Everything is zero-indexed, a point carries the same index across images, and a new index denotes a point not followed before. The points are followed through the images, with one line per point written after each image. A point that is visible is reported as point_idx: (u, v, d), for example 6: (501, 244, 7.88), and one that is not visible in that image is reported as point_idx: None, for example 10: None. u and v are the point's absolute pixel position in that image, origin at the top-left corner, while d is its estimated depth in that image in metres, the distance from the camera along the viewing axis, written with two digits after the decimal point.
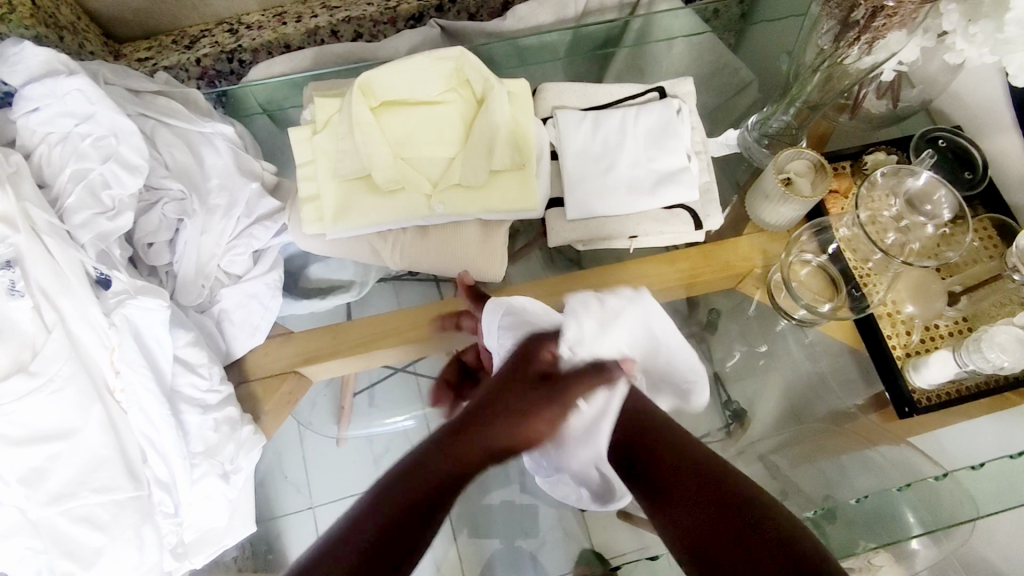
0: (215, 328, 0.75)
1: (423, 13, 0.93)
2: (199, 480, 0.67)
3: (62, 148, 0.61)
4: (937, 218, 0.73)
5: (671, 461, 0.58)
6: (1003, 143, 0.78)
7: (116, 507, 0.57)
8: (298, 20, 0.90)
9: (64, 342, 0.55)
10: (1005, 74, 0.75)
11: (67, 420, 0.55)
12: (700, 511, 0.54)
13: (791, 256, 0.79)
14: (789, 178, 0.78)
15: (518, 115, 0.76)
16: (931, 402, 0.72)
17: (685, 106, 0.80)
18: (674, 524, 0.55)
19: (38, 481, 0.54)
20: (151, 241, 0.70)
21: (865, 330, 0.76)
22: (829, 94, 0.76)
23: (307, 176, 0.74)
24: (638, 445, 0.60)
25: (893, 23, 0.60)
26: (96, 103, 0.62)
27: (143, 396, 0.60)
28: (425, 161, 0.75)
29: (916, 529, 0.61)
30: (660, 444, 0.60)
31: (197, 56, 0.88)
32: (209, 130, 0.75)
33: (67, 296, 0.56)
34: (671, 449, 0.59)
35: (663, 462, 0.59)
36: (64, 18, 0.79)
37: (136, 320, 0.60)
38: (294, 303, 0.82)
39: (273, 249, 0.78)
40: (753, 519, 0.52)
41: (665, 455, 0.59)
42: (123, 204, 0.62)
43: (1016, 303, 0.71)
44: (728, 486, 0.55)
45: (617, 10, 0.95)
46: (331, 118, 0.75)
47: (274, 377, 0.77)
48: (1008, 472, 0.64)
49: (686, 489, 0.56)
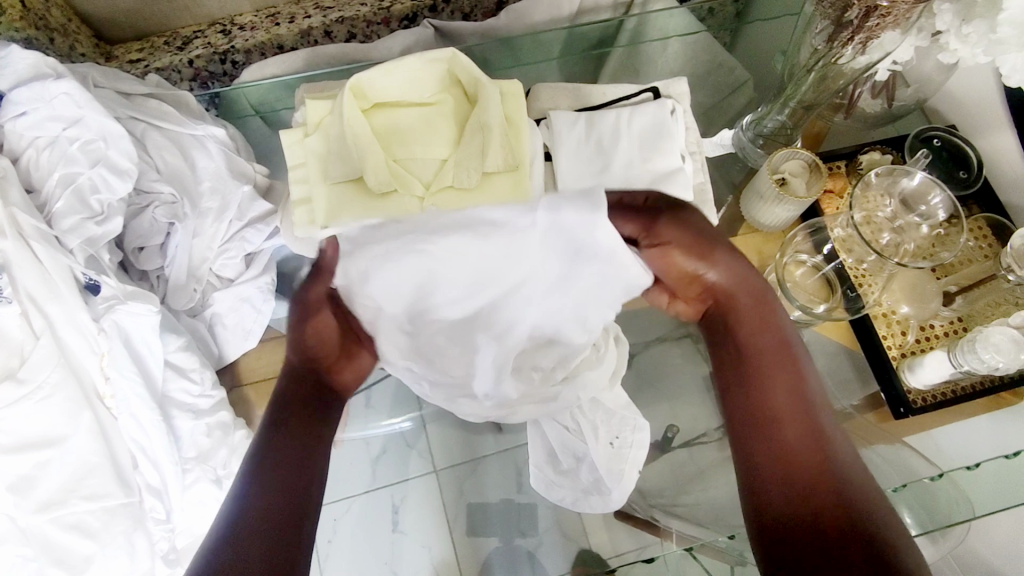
0: (206, 331, 0.75)
1: (416, 13, 0.92)
2: (191, 485, 0.67)
3: (51, 153, 0.60)
4: (932, 218, 0.72)
5: (797, 431, 0.53)
6: (998, 142, 0.78)
7: (106, 514, 0.57)
8: (291, 20, 0.89)
9: (52, 348, 0.55)
10: (1000, 74, 0.75)
11: (56, 427, 0.55)
12: (796, 482, 0.50)
13: (785, 257, 0.80)
14: (783, 178, 0.77)
15: (511, 115, 0.75)
16: (926, 403, 0.72)
17: (679, 106, 0.80)
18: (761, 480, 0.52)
19: (27, 489, 0.54)
20: (142, 245, 0.70)
21: (860, 331, 0.76)
22: (824, 94, 0.76)
23: (299, 179, 0.74)
24: (770, 389, 0.55)
25: (888, 23, 0.60)
26: (84, 106, 0.61)
27: (133, 402, 0.60)
28: (418, 162, 0.75)
29: (912, 529, 0.60)
30: (777, 405, 0.55)
31: (189, 57, 0.88)
32: (201, 133, 0.73)
33: (55, 301, 0.55)
34: (806, 419, 0.53)
35: (784, 425, 0.53)
36: (55, 20, 0.78)
37: (127, 326, 0.60)
38: (287, 305, 0.81)
39: (265, 253, 0.77)
40: (849, 524, 0.47)
41: (787, 419, 0.53)
42: (112, 209, 0.62)
43: (1011, 303, 0.70)
44: (842, 487, 0.49)
45: (612, 9, 0.94)
46: (322, 120, 0.74)
47: (264, 381, 0.78)
48: (1003, 474, 0.64)
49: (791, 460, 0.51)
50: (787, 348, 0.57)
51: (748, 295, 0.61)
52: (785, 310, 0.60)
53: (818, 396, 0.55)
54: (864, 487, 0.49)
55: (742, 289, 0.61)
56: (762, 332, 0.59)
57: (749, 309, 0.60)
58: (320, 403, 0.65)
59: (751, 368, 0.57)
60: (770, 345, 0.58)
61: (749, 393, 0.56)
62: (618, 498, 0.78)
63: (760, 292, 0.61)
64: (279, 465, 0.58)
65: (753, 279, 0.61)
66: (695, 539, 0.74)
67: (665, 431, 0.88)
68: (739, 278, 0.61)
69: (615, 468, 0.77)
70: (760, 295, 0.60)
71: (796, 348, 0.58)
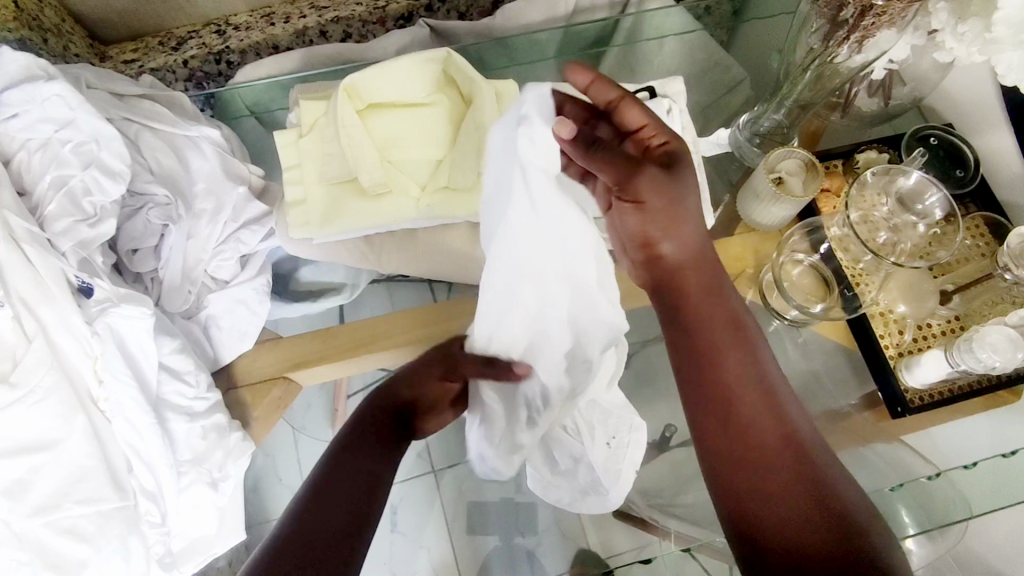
0: (202, 334, 0.74)
1: (412, 13, 0.92)
2: (187, 488, 0.67)
3: (42, 154, 0.60)
4: (928, 216, 0.72)
5: (763, 423, 0.55)
6: (995, 141, 0.78)
7: (101, 518, 0.57)
8: (287, 20, 0.89)
9: (45, 351, 0.55)
10: (996, 74, 0.75)
11: (50, 430, 0.55)
12: (770, 473, 0.53)
13: (782, 256, 0.79)
14: (780, 178, 0.77)
15: (507, 116, 0.75)
16: (923, 402, 0.72)
17: (675, 106, 0.79)
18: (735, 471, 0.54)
19: (21, 493, 0.54)
20: (135, 247, 0.69)
21: (858, 333, 0.76)
22: (820, 93, 0.76)
23: (293, 179, 0.73)
24: (730, 376, 0.57)
25: (883, 21, 0.59)
26: (76, 108, 0.61)
27: (127, 404, 0.59)
28: (412, 163, 0.74)
29: (911, 529, 0.61)
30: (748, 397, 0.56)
31: (184, 57, 0.88)
32: (195, 134, 0.73)
33: (48, 304, 0.55)
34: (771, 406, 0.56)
35: (750, 411, 0.56)
36: (48, 20, 0.78)
37: (121, 328, 0.60)
38: (285, 306, 0.81)
39: (260, 254, 0.77)
40: (820, 508, 0.50)
41: (752, 406, 0.56)
42: (105, 211, 0.61)
43: (1008, 302, 0.70)
44: (814, 472, 0.52)
45: (608, 8, 0.94)
46: (317, 121, 0.74)
47: (261, 383, 0.76)
48: (1001, 473, 0.63)
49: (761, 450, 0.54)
50: (738, 326, 0.59)
51: (696, 272, 0.60)
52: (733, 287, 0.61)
53: (773, 376, 0.57)
54: (831, 473, 0.53)
55: (694, 265, 0.60)
56: (721, 312, 0.60)
57: (698, 289, 0.60)
58: (389, 437, 0.67)
59: (710, 356, 0.58)
60: (725, 330, 0.59)
61: (723, 388, 0.57)
62: (616, 497, 0.77)
63: (711, 272, 0.61)
64: (342, 479, 0.60)
65: (708, 255, 0.61)
66: (695, 539, 0.72)
67: (662, 431, 0.87)
68: (695, 252, 0.60)
69: (614, 470, 0.76)
70: (712, 263, 0.61)
71: (754, 327, 0.60)
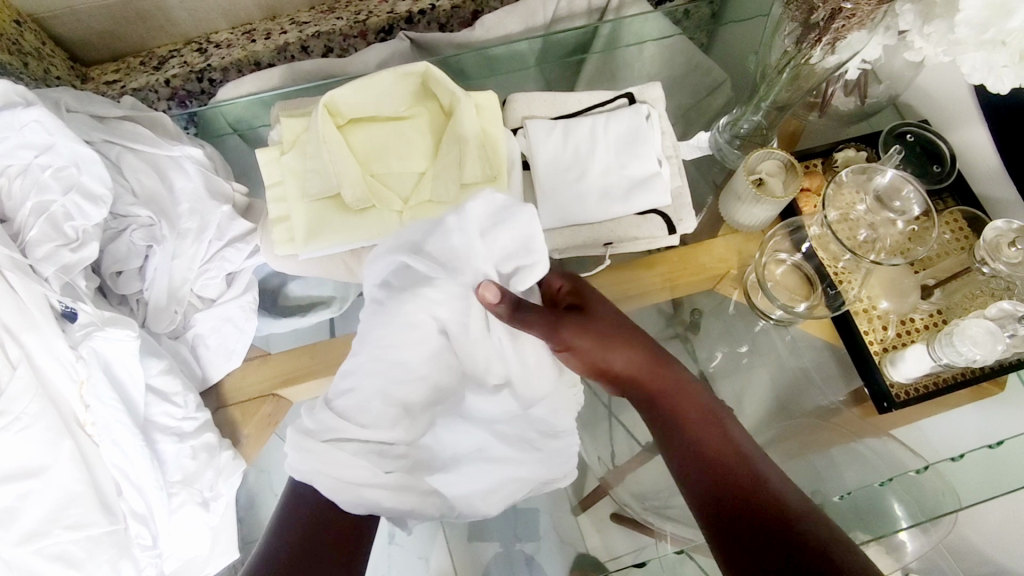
0: (190, 355, 0.74)
1: (393, 25, 0.92)
2: (177, 509, 0.67)
3: (22, 181, 0.60)
4: (906, 213, 0.73)
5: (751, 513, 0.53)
6: (972, 138, 0.80)
7: (91, 543, 0.57)
8: (267, 36, 0.89)
9: (29, 378, 0.55)
10: (976, 86, 0.76)
11: (37, 456, 0.55)
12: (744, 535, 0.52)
13: (765, 256, 0.80)
14: (760, 178, 0.77)
15: (486, 126, 0.76)
16: (909, 396, 0.73)
17: (654, 111, 0.80)
18: (718, 534, 0.54)
19: (8, 521, 0.54)
20: (120, 269, 0.69)
21: (842, 327, 0.77)
22: (797, 93, 0.76)
23: (276, 197, 0.73)
24: (709, 449, 0.58)
25: (853, 24, 0.60)
26: (56, 133, 0.61)
27: (114, 428, 0.60)
28: (395, 176, 0.75)
29: (904, 521, 0.61)
30: (724, 481, 0.56)
31: (166, 77, 0.88)
32: (177, 154, 0.73)
33: (33, 331, 0.56)
34: (743, 473, 0.56)
35: (716, 471, 0.56)
36: (29, 44, 0.78)
37: (106, 351, 0.60)
38: (272, 322, 0.81)
39: (247, 270, 0.78)
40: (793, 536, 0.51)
41: (743, 495, 0.54)
42: (87, 234, 0.62)
43: (988, 294, 0.72)
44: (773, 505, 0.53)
45: (586, 14, 0.94)
46: (297, 138, 0.74)
47: (251, 400, 0.76)
48: (986, 464, 0.65)
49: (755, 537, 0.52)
50: (712, 417, 0.61)
51: (658, 376, 0.63)
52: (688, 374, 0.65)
53: (749, 452, 0.58)
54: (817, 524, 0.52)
55: (653, 373, 0.63)
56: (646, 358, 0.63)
57: (660, 393, 0.62)
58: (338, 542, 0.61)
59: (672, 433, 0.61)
60: (696, 412, 0.61)
61: (712, 486, 0.56)
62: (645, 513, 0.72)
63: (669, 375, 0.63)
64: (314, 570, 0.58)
65: (657, 364, 0.63)
66: (691, 540, 0.71)
67: None
68: (648, 360, 0.63)
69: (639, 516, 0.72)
70: (660, 369, 0.63)
71: (658, 358, 0.64)
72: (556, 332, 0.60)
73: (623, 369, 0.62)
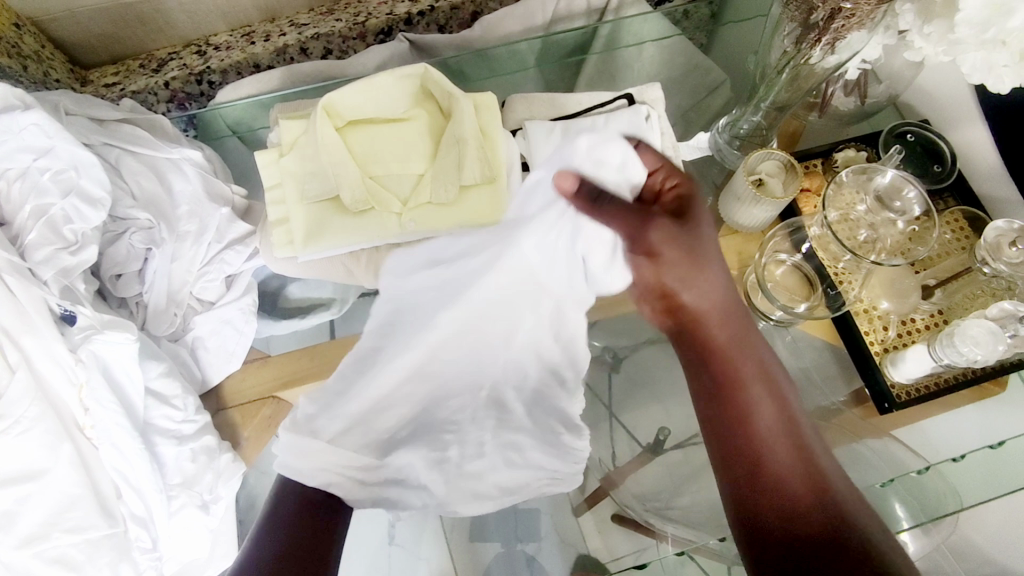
0: (190, 357, 0.75)
1: (392, 27, 0.92)
2: (177, 512, 0.68)
3: (22, 184, 0.60)
4: (907, 213, 0.73)
5: (772, 481, 0.56)
6: (972, 139, 0.79)
7: (90, 546, 0.58)
8: (267, 39, 0.89)
9: (29, 381, 0.55)
10: (976, 86, 0.76)
11: (37, 459, 0.55)
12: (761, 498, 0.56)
13: (765, 256, 0.80)
14: (760, 179, 0.77)
15: (485, 127, 0.75)
16: (910, 396, 0.73)
17: (654, 111, 0.79)
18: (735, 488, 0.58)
19: (8, 525, 0.54)
20: (119, 272, 0.69)
21: (842, 327, 0.77)
22: (797, 94, 0.76)
23: (275, 199, 0.73)
24: (755, 419, 0.59)
25: (852, 24, 0.60)
26: (54, 136, 0.61)
27: (114, 432, 0.60)
28: (395, 178, 0.75)
29: (906, 522, 0.61)
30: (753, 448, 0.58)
31: (166, 79, 0.87)
32: (176, 156, 0.73)
33: (32, 335, 0.56)
34: (779, 445, 0.58)
35: (751, 434, 0.59)
36: (28, 47, 0.78)
37: (106, 355, 0.60)
38: (273, 324, 0.81)
39: (246, 273, 0.77)
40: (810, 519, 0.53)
41: (767, 464, 0.57)
42: (86, 237, 0.62)
43: (989, 294, 0.72)
44: (798, 486, 0.55)
45: (586, 15, 0.94)
46: (296, 140, 0.74)
47: (251, 402, 0.77)
48: (986, 464, 0.65)
49: (768, 507, 0.55)
50: (767, 380, 0.61)
51: (726, 327, 0.63)
52: (761, 337, 0.64)
53: (795, 421, 0.60)
54: (841, 513, 0.53)
55: (722, 323, 0.63)
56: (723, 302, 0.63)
57: (722, 343, 0.63)
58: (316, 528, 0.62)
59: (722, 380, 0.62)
60: (753, 372, 0.62)
61: (744, 443, 0.59)
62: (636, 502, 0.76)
63: (742, 325, 0.63)
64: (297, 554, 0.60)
65: (736, 307, 0.63)
66: (692, 541, 0.72)
67: (656, 434, 0.85)
68: (724, 303, 0.63)
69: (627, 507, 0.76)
70: (730, 321, 0.63)
71: (736, 305, 0.64)
72: (645, 234, 0.62)
73: (691, 303, 0.63)
